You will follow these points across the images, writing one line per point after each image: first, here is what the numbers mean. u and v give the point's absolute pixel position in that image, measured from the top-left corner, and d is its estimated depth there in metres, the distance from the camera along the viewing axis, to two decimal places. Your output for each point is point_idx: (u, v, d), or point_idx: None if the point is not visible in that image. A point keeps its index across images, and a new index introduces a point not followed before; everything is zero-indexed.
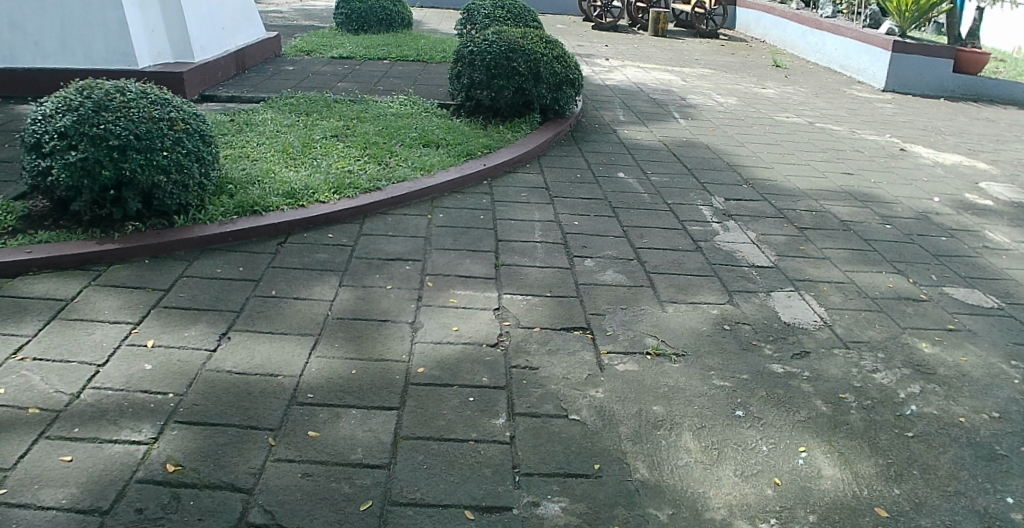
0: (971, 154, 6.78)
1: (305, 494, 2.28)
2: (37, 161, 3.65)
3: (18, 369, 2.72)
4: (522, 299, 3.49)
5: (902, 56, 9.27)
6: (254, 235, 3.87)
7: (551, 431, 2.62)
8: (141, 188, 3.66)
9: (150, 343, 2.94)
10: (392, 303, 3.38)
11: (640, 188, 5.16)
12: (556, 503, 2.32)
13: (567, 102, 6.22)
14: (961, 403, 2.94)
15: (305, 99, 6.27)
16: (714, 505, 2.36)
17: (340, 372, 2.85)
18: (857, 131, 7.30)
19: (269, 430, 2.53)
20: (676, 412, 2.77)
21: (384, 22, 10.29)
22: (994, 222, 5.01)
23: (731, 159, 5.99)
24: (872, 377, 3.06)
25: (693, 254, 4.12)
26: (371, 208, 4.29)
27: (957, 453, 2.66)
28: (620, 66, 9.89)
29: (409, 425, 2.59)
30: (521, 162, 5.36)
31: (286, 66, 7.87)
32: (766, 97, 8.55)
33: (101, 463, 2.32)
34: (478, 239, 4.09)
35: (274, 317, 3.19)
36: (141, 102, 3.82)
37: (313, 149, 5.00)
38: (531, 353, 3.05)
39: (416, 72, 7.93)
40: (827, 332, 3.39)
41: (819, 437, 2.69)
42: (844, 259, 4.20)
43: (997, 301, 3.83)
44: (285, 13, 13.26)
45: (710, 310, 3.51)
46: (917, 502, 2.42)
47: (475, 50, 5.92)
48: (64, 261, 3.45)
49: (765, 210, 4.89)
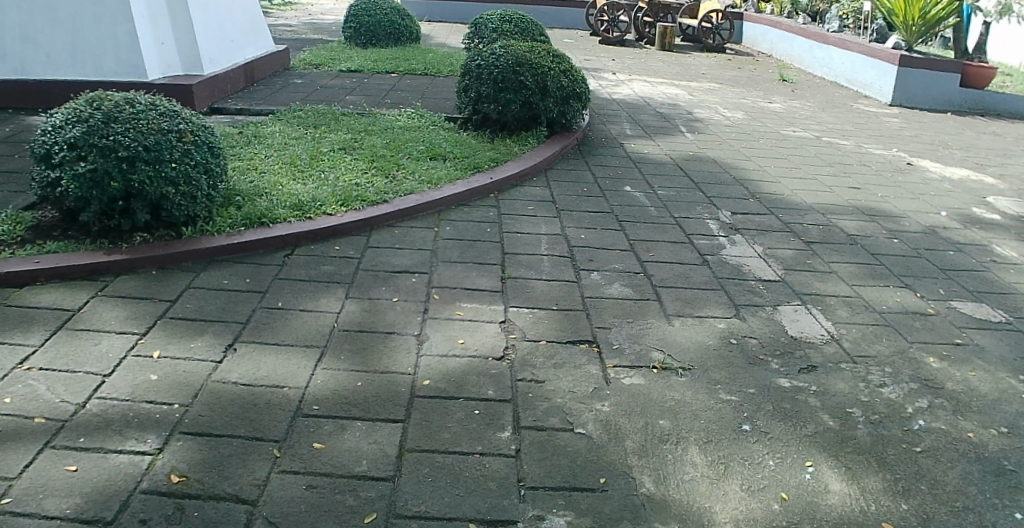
0: (978, 168, 6.77)
1: (310, 506, 2.27)
2: (47, 172, 3.68)
3: (24, 379, 2.73)
4: (528, 312, 3.49)
5: (908, 70, 9.28)
6: (261, 246, 3.88)
7: (557, 444, 2.61)
8: (149, 200, 3.67)
9: (156, 354, 2.94)
10: (398, 316, 3.38)
11: (646, 202, 5.16)
12: (562, 517, 2.31)
13: (574, 116, 6.23)
14: (969, 418, 2.92)
15: (314, 111, 6.30)
16: (721, 520, 2.34)
17: (345, 384, 2.85)
18: (863, 144, 7.30)
19: (274, 442, 2.52)
20: (682, 427, 2.75)
21: (392, 36, 10.37)
22: (1001, 237, 5.00)
23: (737, 173, 5.99)
24: (879, 392, 3.04)
25: (700, 267, 4.12)
26: (378, 220, 4.30)
27: (965, 469, 2.63)
28: (626, 80, 9.92)
29: (414, 438, 2.59)
30: (528, 175, 5.38)
31: (294, 79, 7.91)
32: (773, 111, 8.57)
33: (107, 473, 2.32)
34: (484, 252, 4.10)
35: (280, 328, 3.19)
36: (151, 114, 3.85)
37: (321, 161, 5.03)
38: (537, 367, 3.05)
39: (423, 85, 7.97)
40: (834, 347, 3.37)
41: (826, 452, 2.67)
42: (851, 273, 4.19)
43: (1005, 315, 3.82)
44: (294, 27, 13.32)
45: (717, 324, 3.49)
46: (925, 517, 2.40)
47: (483, 64, 5.96)
48: (73, 271, 3.46)
49: (772, 224, 4.89)
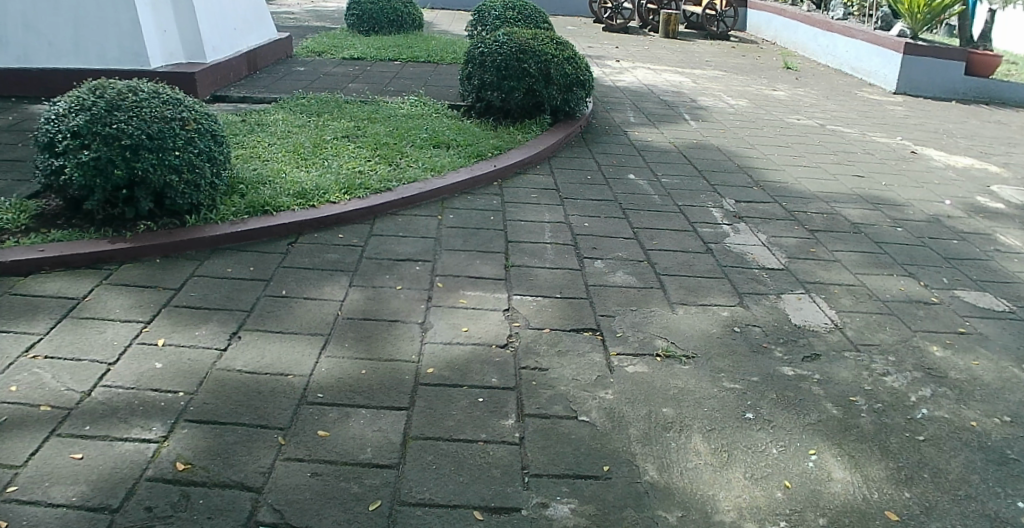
0: (983, 157, 6.74)
1: (314, 494, 2.28)
2: (50, 161, 3.68)
3: (30, 367, 2.74)
4: (532, 300, 3.49)
5: (913, 58, 9.23)
6: (265, 235, 3.88)
7: (561, 432, 2.62)
8: (153, 188, 3.67)
9: (160, 342, 2.95)
10: (402, 304, 3.38)
11: (650, 190, 5.14)
12: (566, 504, 2.31)
13: (577, 103, 6.21)
14: (972, 406, 2.92)
15: (317, 99, 6.29)
16: (724, 508, 2.35)
17: (349, 371, 2.86)
18: (868, 133, 7.26)
19: (279, 429, 2.53)
20: (685, 415, 2.76)
21: (395, 23, 10.31)
22: (1006, 226, 4.98)
23: (741, 161, 5.97)
24: (883, 380, 3.04)
25: (704, 256, 4.11)
26: (382, 208, 4.30)
27: (968, 458, 2.64)
28: (629, 68, 9.87)
29: (418, 425, 2.59)
30: (531, 163, 5.37)
31: (297, 67, 7.89)
32: (776, 99, 8.53)
33: (113, 461, 2.34)
34: (488, 240, 4.09)
35: (284, 316, 3.20)
36: (153, 102, 3.84)
37: (324, 149, 5.02)
38: (541, 355, 3.05)
39: (426, 73, 7.93)
40: (837, 335, 3.37)
41: (829, 440, 2.67)
42: (855, 262, 4.18)
43: (1009, 304, 3.81)
44: (296, 15, 13.26)
45: (721, 312, 3.49)
46: (928, 506, 2.40)
47: (485, 51, 5.94)
48: (77, 259, 3.47)
49: (776, 212, 4.88)
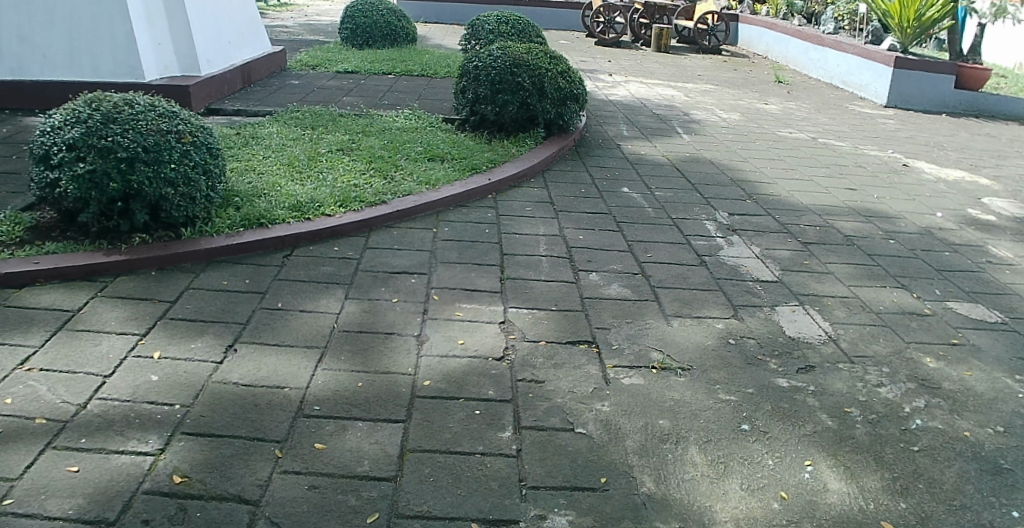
0: (973, 170, 6.80)
1: (312, 506, 2.28)
2: (45, 173, 3.67)
3: (25, 380, 2.73)
4: (527, 313, 3.50)
5: (903, 72, 9.32)
6: (260, 247, 3.89)
7: (558, 444, 2.62)
8: (149, 201, 3.68)
9: (156, 355, 2.94)
10: (397, 317, 3.38)
11: (644, 203, 5.17)
12: (564, 516, 2.32)
13: (571, 117, 6.24)
14: (966, 417, 2.94)
15: (311, 113, 6.29)
16: (721, 519, 2.36)
17: (346, 384, 2.86)
18: (859, 146, 7.32)
19: (275, 442, 2.53)
20: (681, 426, 2.77)
21: (389, 36, 10.38)
22: (997, 237, 5.02)
23: (734, 174, 6.01)
24: (877, 391, 3.06)
25: (698, 268, 4.14)
26: (377, 221, 4.31)
27: (961, 468, 2.65)
28: (623, 82, 9.93)
29: (415, 438, 2.59)
30: (526, 177, 5.39)
31: (291, 80, 7.92)
32: (769, 113, 8.60)
33: (108, 474, 2.33)
34: (482, 252, 4.11)
35: (279, 329, 3.20)
36: (149, 115, 3.85)
37: (319, 162, 5.03)
38: (537, 367, 3.06)
39: (420, 87, 7.95)
40: (831, 347, 3.39)
41: (825, 452, 2.69)
42: (849, 274, 4.21)
43: (1001, 316, 3.84)
44: (290, 28, 13.32)
45: (715, 324, 3.51)
46: (923, 516, 2.42)
47: (480, 65, 5.98)
48: (72, 272, 3.46)
49: (769, 225, 4.91)
